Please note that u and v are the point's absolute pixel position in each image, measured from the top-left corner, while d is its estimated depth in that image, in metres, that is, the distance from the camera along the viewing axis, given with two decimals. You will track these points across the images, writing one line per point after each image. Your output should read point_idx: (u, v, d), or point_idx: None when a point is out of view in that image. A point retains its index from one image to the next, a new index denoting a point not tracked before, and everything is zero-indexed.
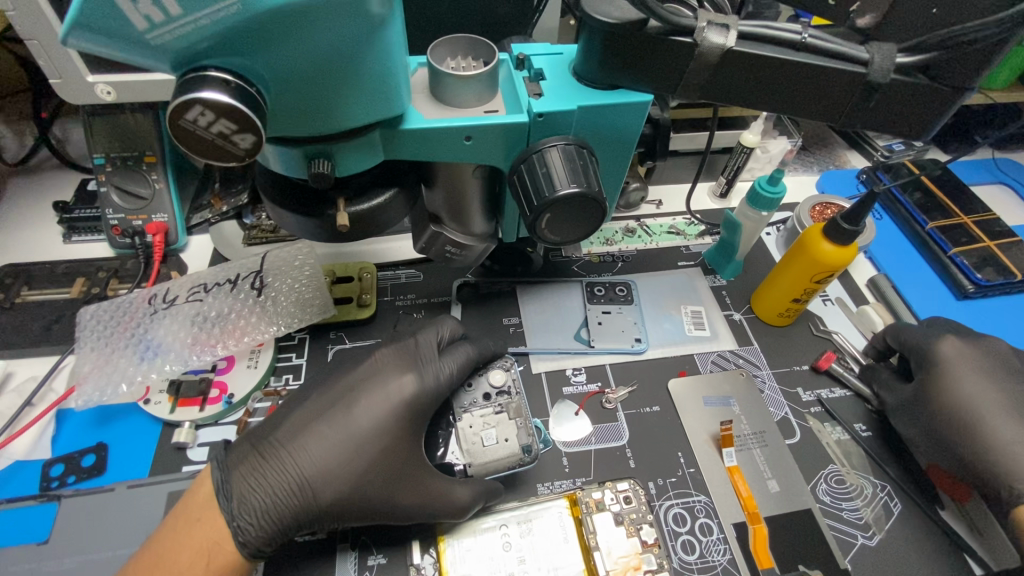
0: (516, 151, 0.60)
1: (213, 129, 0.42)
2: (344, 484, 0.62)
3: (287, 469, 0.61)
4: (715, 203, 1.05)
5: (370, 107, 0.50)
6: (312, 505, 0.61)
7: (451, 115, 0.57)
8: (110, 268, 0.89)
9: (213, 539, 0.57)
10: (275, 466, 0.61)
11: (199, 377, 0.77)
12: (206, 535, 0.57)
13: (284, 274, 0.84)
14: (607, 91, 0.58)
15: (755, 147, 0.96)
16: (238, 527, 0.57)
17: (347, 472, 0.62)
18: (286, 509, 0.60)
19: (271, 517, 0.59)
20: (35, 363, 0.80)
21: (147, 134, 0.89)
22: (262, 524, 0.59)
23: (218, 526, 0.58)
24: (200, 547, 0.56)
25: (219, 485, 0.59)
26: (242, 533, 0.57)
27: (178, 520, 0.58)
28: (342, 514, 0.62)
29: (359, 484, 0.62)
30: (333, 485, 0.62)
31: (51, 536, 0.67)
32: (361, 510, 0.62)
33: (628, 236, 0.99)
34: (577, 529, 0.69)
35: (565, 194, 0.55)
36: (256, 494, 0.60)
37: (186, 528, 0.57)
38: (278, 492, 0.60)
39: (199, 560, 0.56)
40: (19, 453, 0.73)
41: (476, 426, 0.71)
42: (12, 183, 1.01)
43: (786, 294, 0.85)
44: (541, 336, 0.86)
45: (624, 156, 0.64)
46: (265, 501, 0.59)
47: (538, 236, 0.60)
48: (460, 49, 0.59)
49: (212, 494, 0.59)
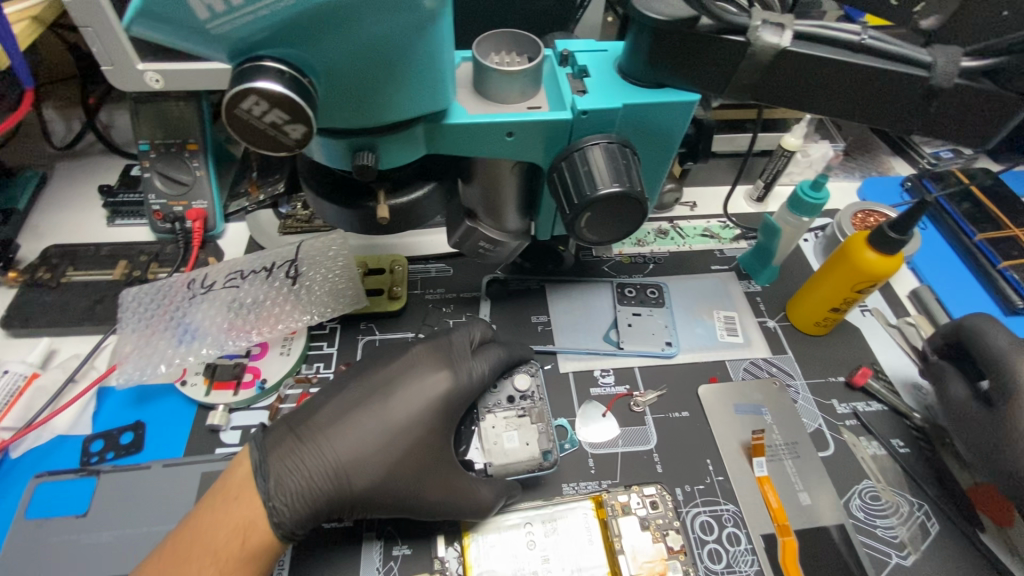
0: (556, 149, 0.60)
1: (267, 119, 0.43)
2: (378, 470, 0.63)
3: (323, 453, 0.62)
4: (752, 207, 1.02)
5: (418, 100, 0.50)
6: (345, 490, 0.61)
7: (493, 110, 0.57)
8: (152, 252, 0.91)
9: (250, 519, 0.57)
10: (312, 450, 0.62)
11: (234, 361, 0.79)
12: (243, 513, 0.57)
13: (318, 264, 0.85)
14: (653, 89, 0.57)
15: (796, 150, 0.94)
16: (274, 507, 0.58)
17: (381, 460, 0.63)
18: (320, 493, 0.60)
19: (305, 499, 0.60)
20: (79, 342, 0.83)
21: (190, 122, 0.91)
22: (296, 506, 0.59)
23: (254, 506, 0.58)
24: (238, 525, 0.56)
25: (258, 465, 0.60)
26: (277, 513, 0.58)
27: (216, 497, 0.58)
28: (372, 502, 0.62)
29: (392, 472, 0.63)
30: (365, 473, 0.62)
31: (90, 510, 0.69)
32: (390, 499, 0.63)
33: (661, 238, 0.97)
34: (601, 531, 0.69)
35: (606, 194, 0.54)
36: (292, 476, 0.60)
37: (224, 505, 0.57)
38: (314, 476, 0.60)
39: (235, 539, 0.56)
40: (61, 428, 0.75)
41: (498, 428, 0.73)
42: (60, 166, 1.04)
43: (824, 303, 0.83)
44: (569, 336, 0.85)
45: (666, 157, 0.63)
46: (300, 483, 0.60)
47: (576, 236, 0.59)
48: (505, 44, 0.58)
49: (250, 474, 0.59)
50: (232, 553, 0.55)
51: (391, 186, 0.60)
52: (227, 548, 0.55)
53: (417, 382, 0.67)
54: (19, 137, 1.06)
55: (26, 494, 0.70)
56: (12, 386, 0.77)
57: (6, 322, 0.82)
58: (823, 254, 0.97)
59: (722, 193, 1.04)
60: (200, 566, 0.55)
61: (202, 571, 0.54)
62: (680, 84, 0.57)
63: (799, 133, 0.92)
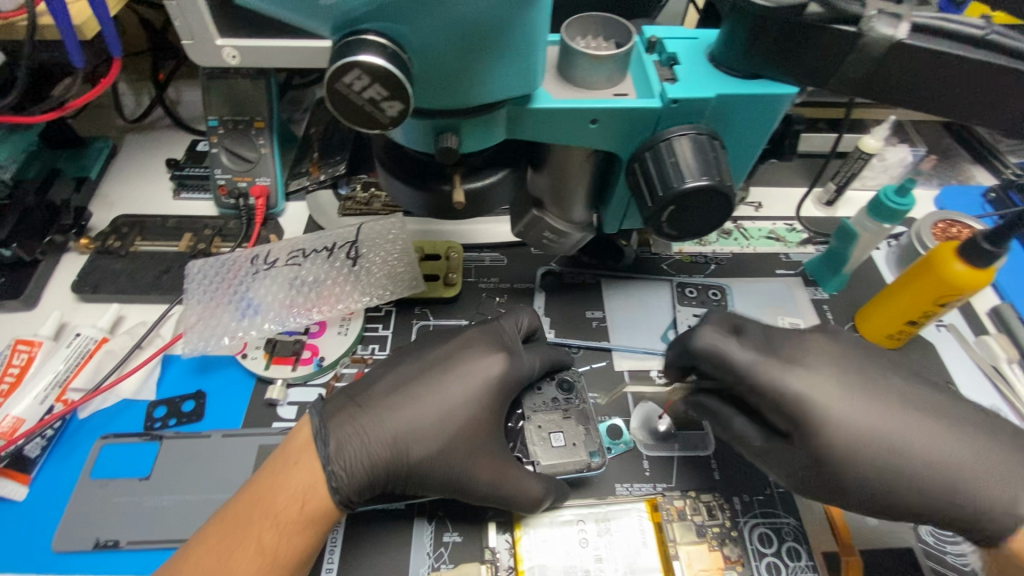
0: (639, 139, 0.57)
1: (365, 95, 0.42)
2: (434, 443, 0.62)
3: (383, 420, 0.62)
4: (821, 211, 0.98)
5: (509, 81, 0.49)
6: (401, 460, 0.61)
7: (578, 95, 0.55)
8: (215, 227, 0.93)
9: (309, 484, 0.57)
10: (371, 417, 0.62)
11: (293, 338, 0.80)
12: (303, 478, 0.57)
13: (378, 246, 0.87)
14: (747, 81, 0.55)
15: (876, 152, 0.88)
16: (333, 471, 0.58)
17: (438, 432, 0.63)
18: (379, 461, 0.60)
19: (365, 467, 0.60)
20: (145, 310, 0.85)
21: (258, 100, 0.92)
22: (355, 473, 0.59)
23: (313, 472, 0.58)
24: (295, 492, 0.57)
25: (319, 431, 0.60)
26: (336, 479, 0.58)
27: (275, 463, 0.59)
28: (427, 475, 0.62)
29: (448, 445, 0.63)
30: (423, 445, 0.62)
31: (152, 473, 0.71)
32: (444, 477, 0.62)
33: (723, 238, 0.94)
34: (656, 535, 0.67)
35: (694, 186, 0.52)
36: (352, 443, 0.60)
37: (284, 470, 0.58)
38: (374, 444, 0.60)
39: (294, 504, 0.56)
40: (127, 393, 0.77)
41: (544, 427, 0.72)
42: (129, 138, 1.06)
43: (900, 315, 0.79)
44: (626, 333, 0.83)
45: (751, 154, 0.60)
46: (360, 450, 0.60)
47: (656, 229, 0.57)
48: (592, 28, 0.56)
49: (311, 439, 0.60)
50: (292, 518, 0.56)
51: (468, 170, 0.59)
52: (287, 511, 0.56)
53: (471, 365, 0.66)
54: (93, 109, 1.09)
55: (92, 455, 0.72)
56: (82, 349, 0.78)
57: (78, 286, 0.85)
58: (897, 264, 0.91)
59: (790, 194, 0.99)
60: (261, 529, 0.55)
61: (263, 534, 0.55)
62: (779, 76, 0.54)
63: (880, 135, 0.86)
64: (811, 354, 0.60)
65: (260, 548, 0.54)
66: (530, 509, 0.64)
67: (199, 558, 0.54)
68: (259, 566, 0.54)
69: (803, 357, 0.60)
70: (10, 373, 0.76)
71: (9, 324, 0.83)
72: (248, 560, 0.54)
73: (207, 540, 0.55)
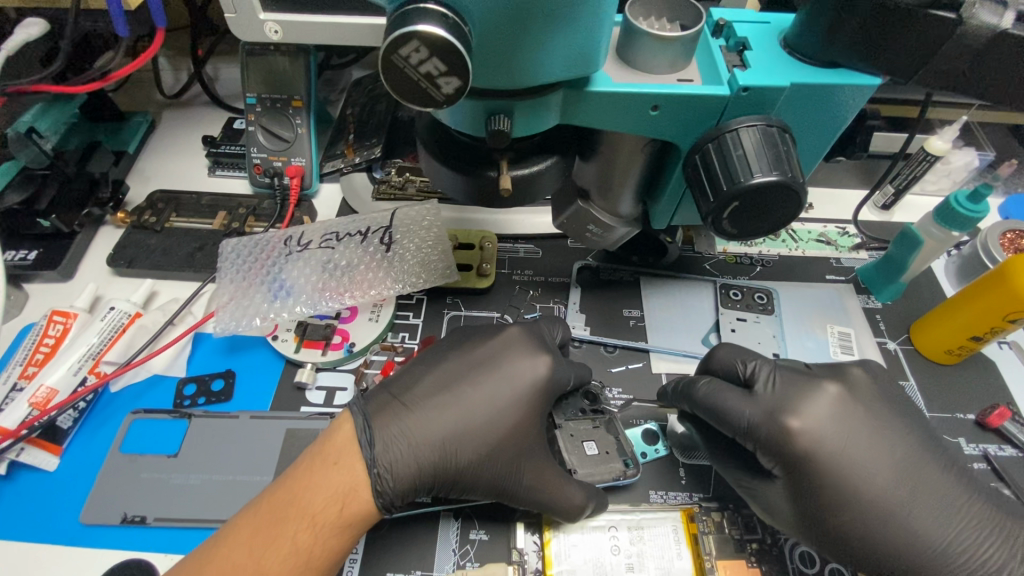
0: (701, 130, 0.54)
1: (422, 69, 0.40)
2: (482, 447, 0.61)
3: (431, 423, 0.60)
4: (875, 215, 0.92)
5: (572, 61, 0.46)
6: (448, 464, 0.60)
7: (639, 80, 0.52)
8: (249, 206, 0.92)
9: (349, 487, 0.55)
10: (419, 418, 0.60)
11: (324, 323, 0.79)
12: (344, 479, 0.55)
13: (412, 232, 0.85)
14: (822, 69, 0.51)
15: (943, 155, 0.81)
16: (378, 474, 0.56)
17: (486, 436, 0.61)
18: (426, 464, 0.58)
19: (411, 470, 0.58)
20: (177, 287, 0.85)
21: (297, 77, 0.91)
22: (402, 476, 0.57)
23: (355, 473, 0.56)
24: (337, 491, 0.55)
25: (362, 429, 0.58)
26: (380, 482, 0.56)
27: (315, 461, 0.56)
28: (473, 479, 0.60)
29: (495, 452, 0.61)
30: (471, 448, 0.60)
31: (180, 451, 0.70)
32: (490, 480, 0.61)
33: (770, 239, 0.89)
34: (690, 547, 0.64)
35: (762, 181, 0.48)
36: (399, 443, 0.59)
37: (323, 469, 0.56)
38: (421, 447, 0.59)
39: (334, 505, 0.54)
40: (158, 368, 0.77)
41: (576, 435, 0.70)
42: (167, 114, 1.06)
43: (963, 329, 0.73)
44: (664, 334, 0.80)
45: (823, 146, 0.58)
46: (407, 453, 0.58)
47: (714, 227, 0.54)
48: (656, 9, 0.53)
49: (354, 437, 0.58)
50: (330, 519, 0.54)
51: (515, 156, 0.55)
52: (325, 513, 0.54)
53: (519, 367, 0.65)
54: (134, 84, 1.09)
55: (122, 429, 0.72)
56: (116, 323, 0.76)
57: (113, 260, 0.85)
58: (958, 275, 0.86)
59: (843, 196, 0.94)
60: (296, 528, 0.53)
61: (298, 533, 0.53)
62: (860, 66, 0.51)
63: (949, 135, 0.80)
64: (806, 400, 0.62)
65: (294, 548, 0.53)
66: (572, 518, 0.61)
67: (231, 552, 0.52)
68: (292, 566, 0.52)
69: (801, 404, 0.62)
70: (45, 344, 0.75)
71: (45, 293, 0.84)
72: (281, 558, 0.52)
73: (238, 533, 0.54)
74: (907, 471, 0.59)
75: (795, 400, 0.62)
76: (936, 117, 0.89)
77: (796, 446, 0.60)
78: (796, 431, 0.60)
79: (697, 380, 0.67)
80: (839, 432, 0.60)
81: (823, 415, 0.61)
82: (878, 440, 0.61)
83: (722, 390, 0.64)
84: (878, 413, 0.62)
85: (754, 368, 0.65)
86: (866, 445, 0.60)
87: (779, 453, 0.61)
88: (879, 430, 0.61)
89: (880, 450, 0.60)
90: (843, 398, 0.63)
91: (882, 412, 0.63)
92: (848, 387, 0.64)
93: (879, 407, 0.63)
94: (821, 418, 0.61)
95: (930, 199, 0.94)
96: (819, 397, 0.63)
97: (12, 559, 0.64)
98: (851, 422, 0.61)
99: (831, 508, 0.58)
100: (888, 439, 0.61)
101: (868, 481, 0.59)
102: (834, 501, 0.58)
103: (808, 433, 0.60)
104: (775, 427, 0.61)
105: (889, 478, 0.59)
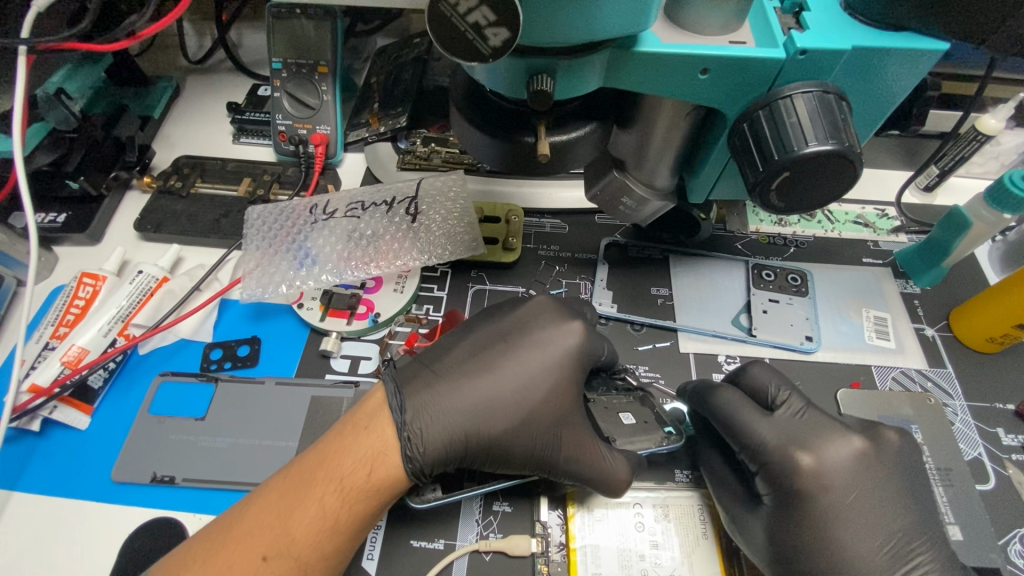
0: (750, 99, 0.52)
1: (470, 19, 0.39)
2: (516, 416, 0.60)
3: (461, 391, 0.59)
4: (915, 196, 0.88)
5: (625, 18, 0.43)
6: (482, 432, 0.59)
7: (689, 42, 0.50)
8: (274, 173, 0.91)
9: (378, 452, 0.55)
10: (450, 386, 0.60)
11: (349, 292, 0.79)
12: (373, 443, 0.56)
13: (438, 203, 0.83)
14: (886, 32, 0.50)
15: (995, 134, 0.76)
16: (409, 438, 0.56)
17: (520, 403, 0.60)
18: (457, 433, 0.58)
19: (443, 438, 0.57)
20: (204, 253, 0.85)
21: (323, 42, 0.89)
22: (432, 445, 0.57)
23: (385, 437, 0.56)
24: (367, 455, 0.55)
25: (393, 393, 0.58)
26: (411, 448, 0.56)
27: (347, 427, 0.57)
28: (511, 449, 0.60)
29: (529, 419, 0.60)
30: (505, 417, 0.60)
31: (208, 415, 0.71)
32: (529, 449, 0.60)
33: (806, 219, 0.87)
34: (715, 528, 0.63)
35: (816, 151, 0.46)
36: (431, 410, 0.58)
37: (354, 434, 0.56)
38: (450, 418, 0.58)
39: (362, 469, 0.54)
40: (185, 333, 0.77)
41: (610, 407, 0.69)
42: (192, 80, 1.05)
43: (1007, 318, 0.70)
44: (693, 314, 0.78)
45: (878, 113, 0.56)
46: (437, 422, 0.58)
47: (760, 200, 0.51)
48: None
49: (385, 401, 0.59)
50: (358, 484, 0.54)
51: (553, 121, 0.53)
52: (353, 477, 0.54)
53: (554, 340, 0.63)
54: (159, 49, 1.08)
55: (151, 391, 0.73)
56: (144, 286, 0.76)
57: (141, 224, 0.85)
58: (1003, 263, 0.82)
59: (884, 177, 0.90)
60: (324, 491, 0.54)
61: (325, 497, 0.53)
62: (927, 30, 0.49)
63: (1002, 114, 0.75)
64: (828, 441, 0.59)
65: (321, 511, 0.53)
66: (617, 494, 0.61)
67: (261, 514, 0.53)
68: (319, 529, 0.53)
69: (823, 443, 0.59)
70: (75, 305, 0.76)
71: (75, 256, 0.84)
72: (307, 521, 0.52)
73: (267, 496, 0.54)
74: (900, 549, 0.55)
75: (818, 440, 0.59)
76: (991, 96, 0.84)
77: (799, 481, 0.58)
78: (805, 467, 0.58)
79: (717, 388, 0.65)
80: (845, 485, 0.57)
81: (837, 463, 0.58)
82: (883, 508, 0.57)
83: (742, 405, 0.62)
84: (896, 482, 0.58)
85: (786, 398, 0.63)
86: (867, 508, 0.57)
87: (779, 482, 0.59)
88: (887, 497, 0.57)
89: (879, 517, 0.56)
90: (866, 454, 0.59)
91: (899, 478, 0.59)
92: (877, 446, 0.60)
93: (899, 475, 0.59)
94: (835, 464, 0.58)
95: (976, 182, 0.90)
96: (841, 443, 0.59)
97: (47, 513, 0.65)
98: (865, 478, 0.58)
99: (804, 547, 0.56)
100: (892, 508, 0.57)
101: (855, 540, 0.55)
102: (809, 544, 0.56)
103: (814, 475, 0.58)
104: (787, 461, 0.59)
105: (880, 547, 0.55)
